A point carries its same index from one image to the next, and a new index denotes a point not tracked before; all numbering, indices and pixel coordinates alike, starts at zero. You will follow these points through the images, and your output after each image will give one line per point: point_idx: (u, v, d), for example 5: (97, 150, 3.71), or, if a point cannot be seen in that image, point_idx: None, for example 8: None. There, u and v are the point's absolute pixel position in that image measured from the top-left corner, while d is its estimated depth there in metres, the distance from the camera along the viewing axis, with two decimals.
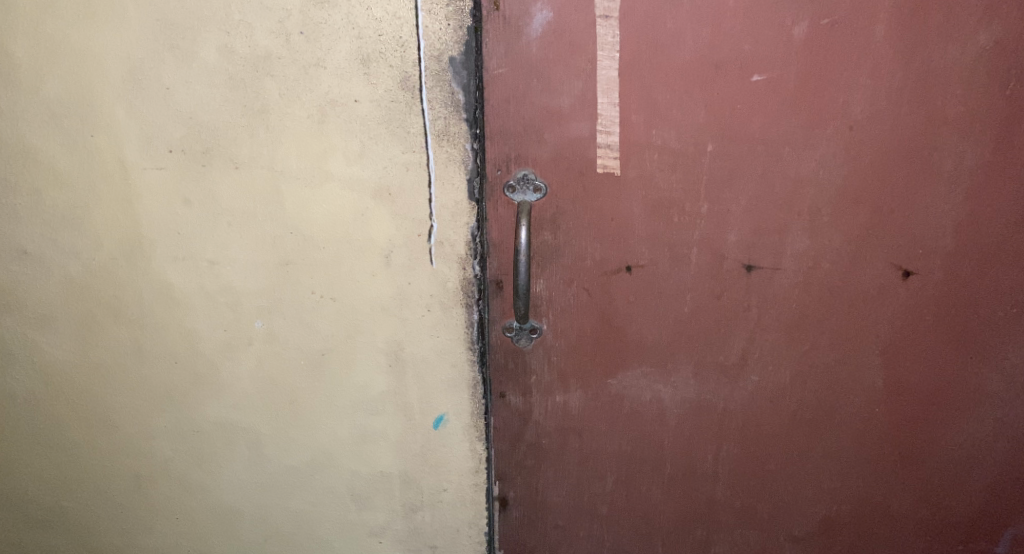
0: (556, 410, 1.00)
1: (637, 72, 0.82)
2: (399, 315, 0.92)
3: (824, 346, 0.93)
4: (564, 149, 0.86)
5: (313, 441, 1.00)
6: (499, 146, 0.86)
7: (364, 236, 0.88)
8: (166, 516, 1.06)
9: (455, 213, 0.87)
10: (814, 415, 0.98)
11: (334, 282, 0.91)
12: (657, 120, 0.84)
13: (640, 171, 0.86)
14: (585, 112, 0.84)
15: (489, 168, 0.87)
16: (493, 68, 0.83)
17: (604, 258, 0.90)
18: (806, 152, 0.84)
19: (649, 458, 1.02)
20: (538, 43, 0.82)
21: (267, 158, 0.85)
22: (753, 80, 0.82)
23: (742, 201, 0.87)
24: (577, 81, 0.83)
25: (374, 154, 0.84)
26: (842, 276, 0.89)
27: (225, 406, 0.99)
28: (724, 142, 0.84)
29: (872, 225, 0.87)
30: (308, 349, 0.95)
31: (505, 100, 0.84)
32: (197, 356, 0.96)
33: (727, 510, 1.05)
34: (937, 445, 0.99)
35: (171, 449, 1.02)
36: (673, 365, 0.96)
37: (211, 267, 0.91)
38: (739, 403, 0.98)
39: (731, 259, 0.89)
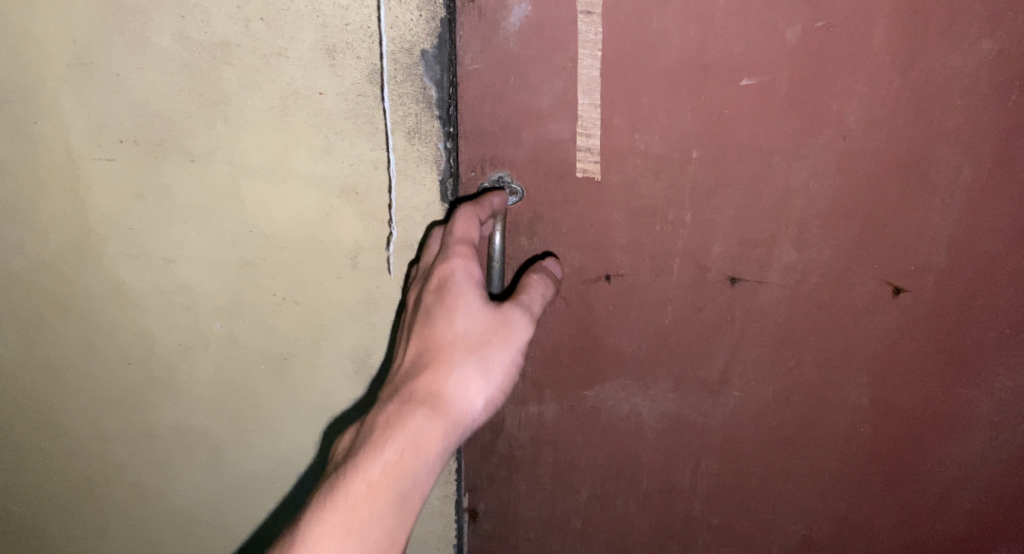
0: (531, 421, 0.95)
1: (620, 72, 0.77)
2: (367, 320, 0.88)
3: (809, 363, 0.90)
4: (542, 152, 0.80)
5: (275, 448, 0.96)
6: (473, 146, 0.80)
7: (330, 236, 0.84)
8: (120, 520, 1.02)
9: (427, 215, 0.82)
10: (796, 434, 0.94)
11: (299, 284, 0.87)
12: (640, 123, 0.79)
13: (622, 176, 0.81)
14: (565, 113, 0.79)
15: (463, 169, 0.81)
16: (467, 63, 0.77)
17: (584, 266, 0.86)
18: (796, 161, 0.80)
19: (625, 472, 0.98)
20: (516, 38, 0.76)
21: (226, 152, 0.81)
22: (743, 83, 0.77)
23: (728, 211, 0.82)
24: (557, 80, 0.77)
25: (341, 151, 0.80)
26: (831, 291, 0.85)
27: (181, 410, 0.94)
28: (711, 148, 0.80)
29: (863, 239, 0.83)
30: (271, 353, 0.90)
31: (480, 98, 0.78)
32: (152, 358, 0.91)
33: (704, 527, 1.02)
34: (923, 467, 0.95)
35: (124, 454, 0.97)
36: (652, 379, 0.92)
37: (166, 265, 0.86)
38: (719, 419, 0.94)
39: (715, 270, 0.85)
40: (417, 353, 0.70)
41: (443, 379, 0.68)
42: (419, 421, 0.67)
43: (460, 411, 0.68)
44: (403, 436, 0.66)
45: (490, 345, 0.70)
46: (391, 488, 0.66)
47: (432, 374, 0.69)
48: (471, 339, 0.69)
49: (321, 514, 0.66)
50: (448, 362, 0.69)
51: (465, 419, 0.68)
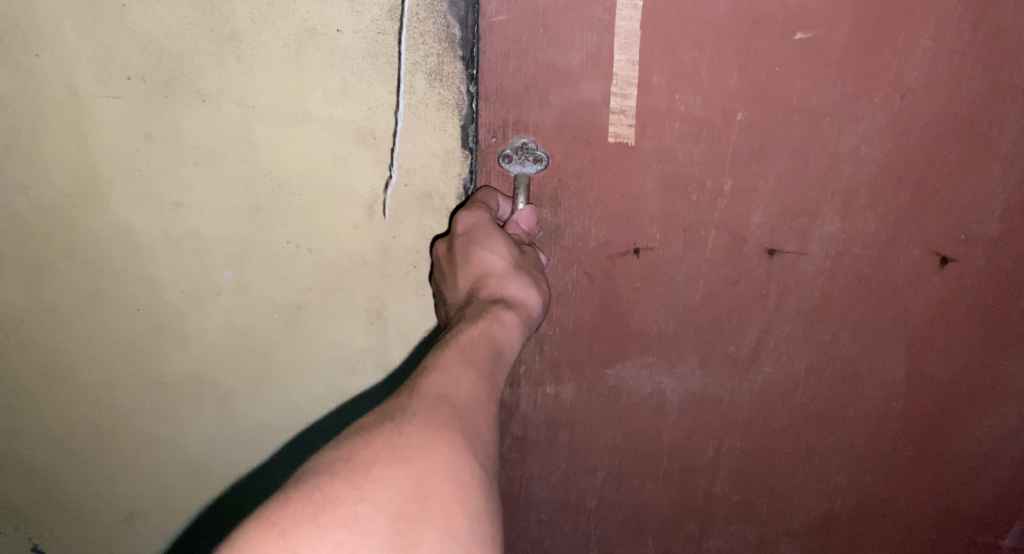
0: (546, 401, 0.91)
1: (661, 25, 0.71)
2: (381, 271, 0.86)
3: (845, 338, 0.86)
4: (571, 114, 0.76)
5: (288, 397, 0.96)
6: (494, 109, 0.76)
7: (346, 183, 0.81)
8: (129, 466, 1.02)
9: (446, 163, 0.79)
10: (825, 409, 0.91)
11: (313, 232, 0.84)
12: (680, 82, 0.74)
13: (657, 141, 0.76)
14: (598, 71, 0.74)
15: (483, 134, 0.77)
16: (491, 15, 0.72)
17: (610, 240, 0.81)
18: (848, 124, 0.74)
19: (644, 451, 0.95)
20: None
21: (238, 92, 0.76)
22: (796, 38, 0.71)
23: (770, 178, 0.77)
24: (592, 34, 0.72)
25: (358, 94, 0.76)
26: (874, 262, 0.81)
27: (192, 357, 0.93)
28: (757, 110, 0.74)
29: (913, 207, 0.78)
30: (283, 303, 0.89)
31: (505, 54, 0.74)
32: (161, 304, 0.89)
33: (723, 504, 0.99)
34: (953, 439, 0.92)
35: (134, 400, 0.97)
36: (678, 357, 0.88)
37: (175, 210, 0.83)
38: (747, 396, 0.90)
39: (752, 243, 0.81)
40: (472, 278, 0.73)
41: (506, 279, 0.72)
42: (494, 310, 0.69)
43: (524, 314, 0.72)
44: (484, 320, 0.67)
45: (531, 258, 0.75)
46: (488, 355, 0.65)
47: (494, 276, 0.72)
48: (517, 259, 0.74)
49: (429, 376, 0.62)
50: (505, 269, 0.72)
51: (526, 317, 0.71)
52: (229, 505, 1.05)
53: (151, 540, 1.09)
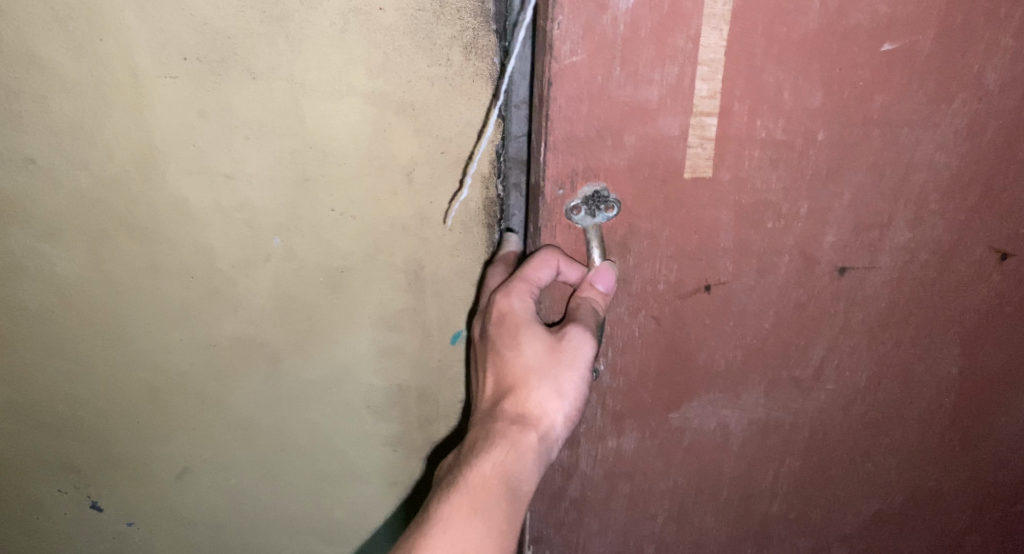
0: (608, 455, 0.90)
1: (749, 47, 0.68)
2: (419, 235, 0.88)
3: (906, 343, 0.86)
4: (646, 153, 0.72)
5: (330, 356, 0.98)
6: (563, 156, 0.72)
7: (387, 152, 0.82)
8: (181, 426, 1.06)
9: (481, 132, 0.82)
10: (881, 414, 0.91)
11: (356, 200, 0.85)
12: (761, 107, 0.70)
13: (735, 172, 0.73)
14: (677, 105, 0.70)
15: (549, 185, 0.73)
16: (565, 56, 0.67)
17: (681, 280, 0.78)
18: (927, 133, 0.73)
19: (707, 482, 0.95)
20: (625, 18, 0.66)
21: (287, 68, 0.77)
22: (883, 49, 0.69)
23: (846, 196, 0.76)
24: (673, 67, 0.68)
25: (399, 68, 0.78)
26: (939, 266, 0.81)
27: (240, 323, 0.95)
28: (838, 127, 0.72)
29: (981, 207, 0.78)
30: (327, 266, 0.90)
31: (579, 98, 0.69)
32: (215, 273, 0.91)
33: (780, 523, 0.99)
34: (998, 423, 0.94)
35: (187, 363, 0.99)
36: (744, 387, 0.87)
37: (227, 182, 0.84)
38: (808, 415, 0.90)
39: (825, 263, 0.79)
40: (497, 385, 0.74)
41: (531, 391, 0.73)
42: (513, 436, 0.71)
43: (548, 424, 0.74)
44: (501, 451, 0.71)
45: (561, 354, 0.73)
46: (502, 494, 0.70)
47: (517, 390, 0.73)
48: (544, 360, 0.73)
49: (436, 530, 0.68)
50: (529, 379, 0.73)
51: (550, 429, 0.74)
52: (274, 456, 1.09)
53: (201, 493, 1.14)
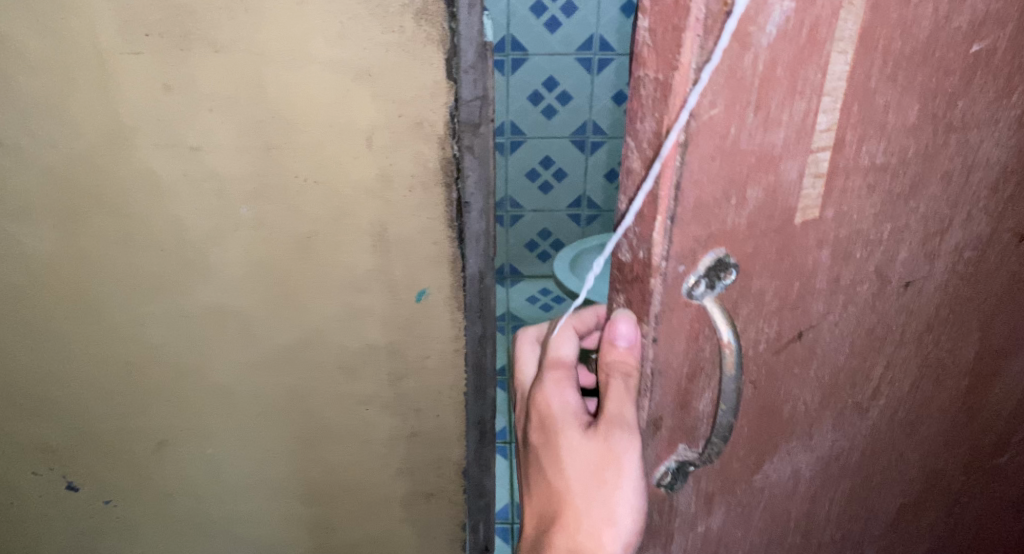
0: (696, 538, 0.86)
1: (864, 68, 0.62)
2: (383, 197, 0.99)
3: (942, 341, 0.91)
4: (768, 205, 0.65)
5: (304, 319, 1.08)
6: (689, 234, 0.63)
7: (346, 117, 0.92)
8: (158, 398, 1.14)
9: (434, 93, 0.92)
10: (915, 413, 0.97)
11: (320, 166, 0.95)
12: (869, 132, 0.66)
13: (839, 207, 0.69)
14: (799, 146, 0.63)
15: (669, 263, 0.64)
16: (706, 110, 0.58)
17: (780, 334, 0.74)
18: (989, 129, 0.75)
19: (780, 530, 0.95)
20: (766, 55, 0.58)
21: (248, 41, 0.86)
22: (973, 49, 0.68)
23: (920, 210, 0.76)
24: (799, 103, 0.61)
25: (355, 36, 0.87)
26: (977, 261, 0.86)
27: (214, 291, 1.04)
28: (927, 139, 0.71)
29: (1013, 194, 0.84)
30: (296, 232, 1.00)
31: (710, 155, 0.60)
32: (185, 243, 0.99)
33: (830, 543, 1.04)
34: (990, 392, 1.05)
35: (162, 335, 1.07)
36: (818, 427, 0.87)
37: (194, 154, 0.93)
38: (864, 436, 0.93)
39: (895, 278, 0.80)
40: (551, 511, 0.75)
41: (580, 518, 0.73)
42: None
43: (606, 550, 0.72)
44: None
45: (601, 468, 0.71)
46: None
47: (566, 516, 0.73)
48: (583, 477, 0.73)
49: None
50: (574, 501, 0.73)
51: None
52: (251, 422, 1.18)
53: (179, 464, 1.22)
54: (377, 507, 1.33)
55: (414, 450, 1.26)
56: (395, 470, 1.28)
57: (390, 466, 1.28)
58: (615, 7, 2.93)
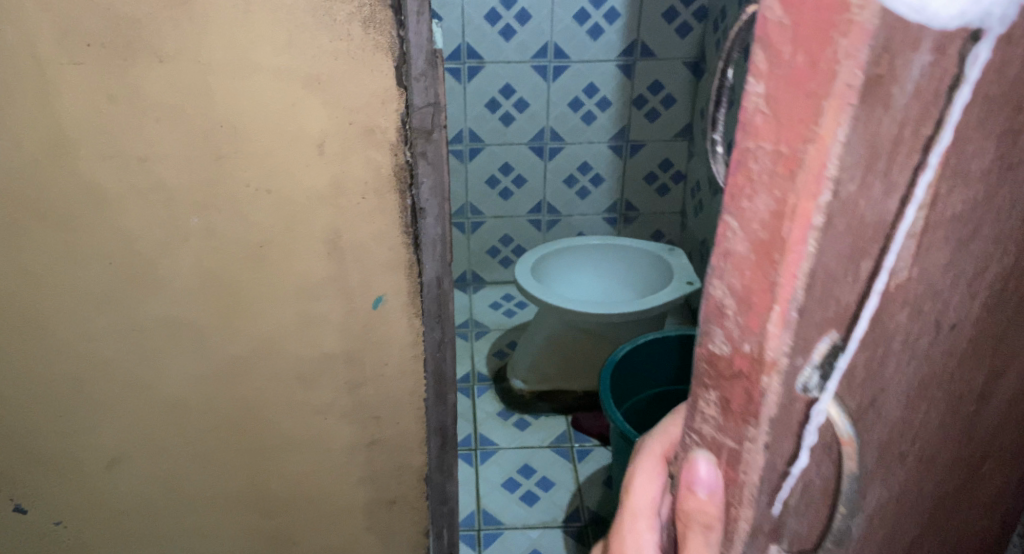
0: None
1: (994, 121, 0.52)
2: (336, 204, 0.99)
3: (1007, 403, 0.80)
4: (890, 283, 0.54)
5: (258, 329, 1.07)
6: (807, 321, 0.52)
7: (296, 125, 0.92)
8: (110, 415, 1.11)
9: (385, 100, 0.92)
10: (977, 483, 0.86)
11: (271, 175, 0.95)
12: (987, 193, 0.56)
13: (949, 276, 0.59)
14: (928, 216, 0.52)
15: (790, 360, 0.53)
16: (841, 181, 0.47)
17: (880, 423, 0.64)
18: None
19: None
20: (907, 114, 0.47)
21: (194, 51, 0.85)
22: None
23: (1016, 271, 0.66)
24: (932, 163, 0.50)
25: (303, 45, 0.87)
26: None
27: (166, 303, 1.02)
28: None
29: None
30: (247, 241, 0.99)
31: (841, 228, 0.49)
32: (134, 255, 0.98)
33: None
34: None
35: (112, 350, 1.05)
36: (900, 519, 0.77)
37: (141, 165, 0.92)
38: (934, 518, 0.82)
39: (984, 345, 0.70)
40: None
41: None
42: None
43: None
44: None
45: None
46: None
47: None
48: None
49: None
50: None
51: None
52: (207, 435, 1.17)
53: (134, 481, 1.19)
54: (339, 517, 1.33)
55: (375, 459, 1.26)
56: (356, 479, 1.28)
57: (351, 475, 1.27)
58: (569, 15, 2.96)
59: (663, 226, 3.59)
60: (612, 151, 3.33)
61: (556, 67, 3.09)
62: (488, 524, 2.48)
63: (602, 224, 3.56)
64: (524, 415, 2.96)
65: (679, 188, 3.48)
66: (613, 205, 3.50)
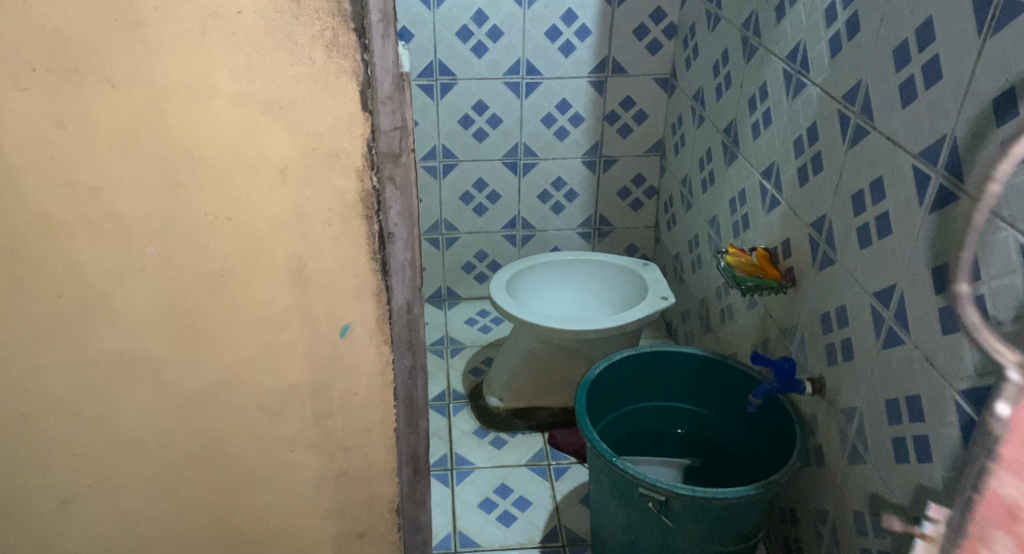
0: None
1: None
2: (299, 230, 0.95)
3: None
4: None
5: (219, 361, 1.04)
6: None
7: (256, 151, 0.89)
8: (62, 452, 1.06)
9: (349, 124, 0.89)
10: None
11: (231, 203, 0.92)
12: None
13: None
14: None
15: None
16: None
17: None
18: None
19: None
20: None
21: (148, 75, 0.82)
22: None
23: None
24: None
25: (262, 69, 0.84)
26: None
27: (122, 336, 0.98)
28: None
29: None
30: (207, 270, 0.96)
31: None
32: (85, 287, 0.94)
33: None
34: None
35: (64, 386, 1.01)
36: None
37: (92, 194, 0.88)
38: None
39: None
40: None
41: None
42: None
43: None
44: None
45: None
46: None
47: None
48: None
49: None
50: None
51: None
52: (167, 470, 1.12)
53: (87, 521, 1.14)
54: (307, 551, 1.28)
55: (343, 491, 1.22)
56: (324, 512, 1.24)
57: (318, 508, 1.23)
58: (540, 32, 2.97)
59: (637, 240, 3.59)
60: (586, 166, 3.33)
61: (528, 84, 3.08)
62: (465, 547, 2.43)
63: (576, 238, 3.55)
64: (500, 433, 2.93)
65: (653, 203, 3.48)
66: (587, 219, 3.49)
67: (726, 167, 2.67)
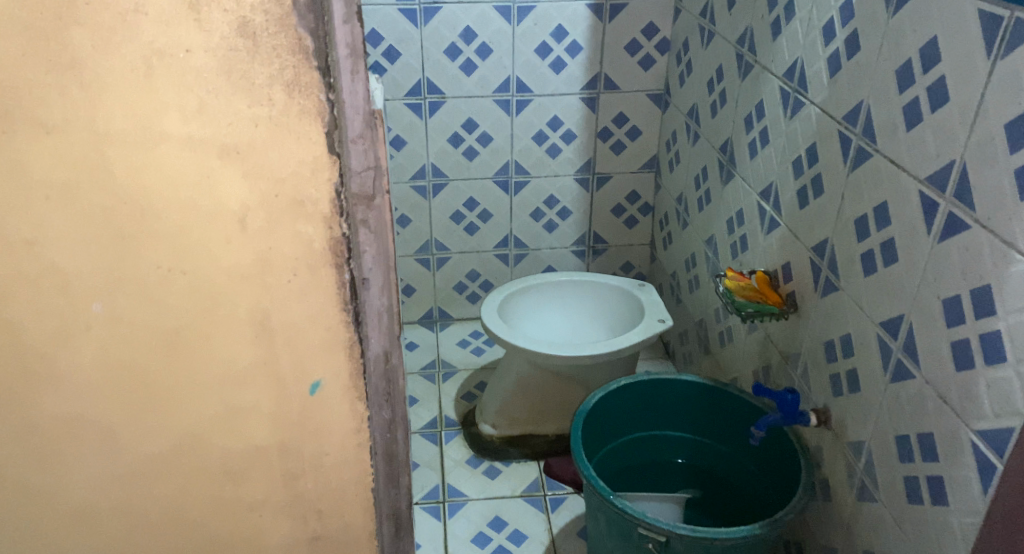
0: None
1: None
2: (262, 282, 0.87)
3: None
4: None
5: (177, 423, 0.95)
6: None
7: (211, 200, 0.81)
8: (7, 521, 0.98)
9: (315, 168, 0.80)
10: None
11: (186, 255, 0.84)
12: None
13: None
14: None
15: None
16: None
17: None
18: None
19: None
20: None
21: (87, 120, 0.75)
22: None
23: None
24: None
25: (215, 112, 0.76)
26: None
27: (69, 399, 0.90)
28: None
29: None
30: (160, 327, 0.88)
31: None
32: (26, 347, 0.86)
33: None
34: None
35: (6, 451, 0.92)
36: None
37: (30, 248, 0.80)
38: None
39: None
40: None
41: None
42: None
43: None
44: None
45: None
46: None
47: None
48: None
49: None
50: None
51: None
52: (124, 538, 1.03)
53: None
54: None
55: None
56: None
57: None
58: (530, 48, 2.91)
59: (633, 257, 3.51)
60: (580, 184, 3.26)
61: (519, 101, 3.02)
62: None
63: (571, 258, 3.48)
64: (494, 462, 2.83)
65: (648, 221, 3.41)
66: (582, 237, 3.42)
67: (723, 187, 2.60)
